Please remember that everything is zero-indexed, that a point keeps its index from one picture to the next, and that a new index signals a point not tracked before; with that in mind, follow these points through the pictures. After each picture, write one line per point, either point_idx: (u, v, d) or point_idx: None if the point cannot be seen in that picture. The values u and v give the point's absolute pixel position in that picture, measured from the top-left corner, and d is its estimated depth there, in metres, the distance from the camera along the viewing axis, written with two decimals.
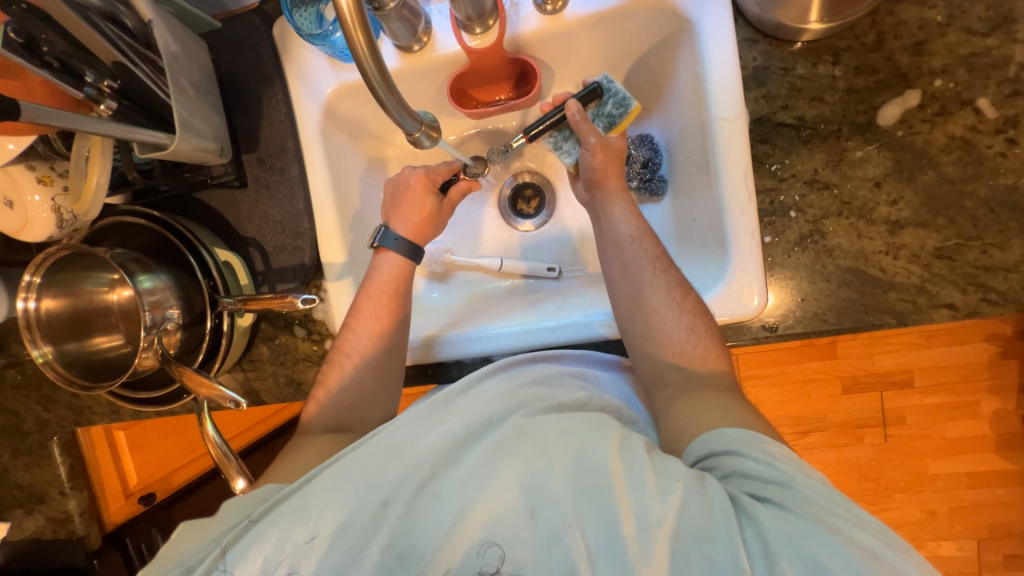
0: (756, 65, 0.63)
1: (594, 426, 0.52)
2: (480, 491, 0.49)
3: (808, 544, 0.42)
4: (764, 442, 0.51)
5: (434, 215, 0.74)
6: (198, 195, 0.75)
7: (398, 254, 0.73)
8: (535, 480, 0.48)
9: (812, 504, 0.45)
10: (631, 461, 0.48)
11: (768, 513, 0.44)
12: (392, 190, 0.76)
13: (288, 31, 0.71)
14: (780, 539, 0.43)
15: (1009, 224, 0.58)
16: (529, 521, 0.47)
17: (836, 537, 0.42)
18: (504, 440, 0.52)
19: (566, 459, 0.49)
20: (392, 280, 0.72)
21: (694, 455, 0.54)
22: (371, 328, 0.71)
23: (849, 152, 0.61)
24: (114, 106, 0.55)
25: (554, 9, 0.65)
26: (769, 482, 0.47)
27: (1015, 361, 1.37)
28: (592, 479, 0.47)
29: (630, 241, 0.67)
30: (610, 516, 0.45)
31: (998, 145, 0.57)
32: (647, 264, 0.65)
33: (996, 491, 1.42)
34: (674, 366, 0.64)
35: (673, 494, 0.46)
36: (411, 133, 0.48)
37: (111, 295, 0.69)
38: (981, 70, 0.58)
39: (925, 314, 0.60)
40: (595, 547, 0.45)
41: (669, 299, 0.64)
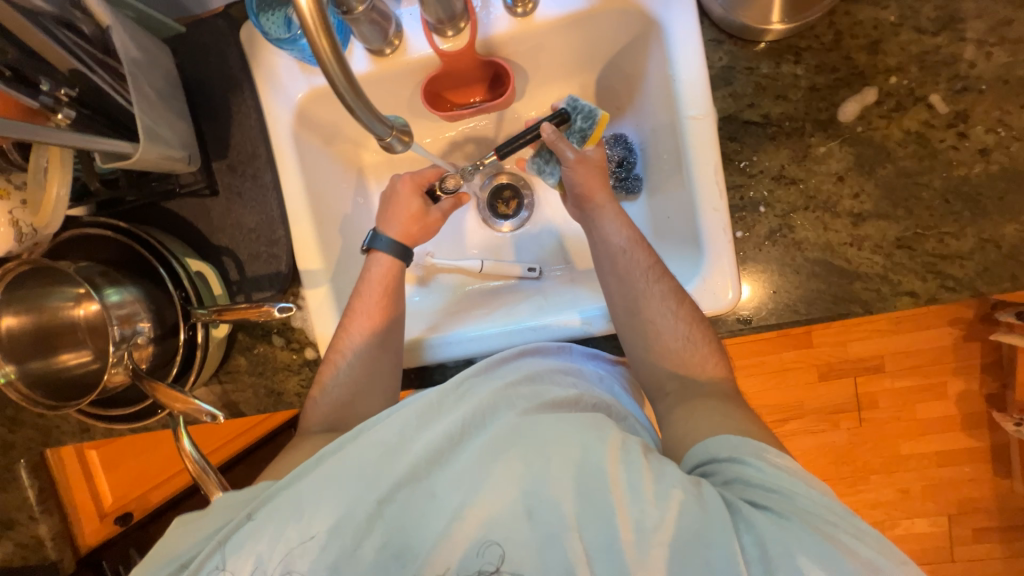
0: (722, 65, 0.65)
1: (593, 427, 0.52)
2: (477, 491, 0.48)
3: (804, 551, 0.42)
4: (767, 452, 0.52)
5: (420, 216, 0.75)
6: (167, 204, 0.73)
7: (387, 253, 0.73)
8: (532, 480, 0.48)
9: (810, 514, 0.46)
10: (631, 465, 0.48)
11: (767, 521, 0.45)
12: (382, 197, 0.76)
13: (255, 35, 0.70)
14: (776, 545, 0.43)
15: (963, 214, 0.61)
16: (526, 521, 0.46)
17: (833, 545, 0.43)
18: (502, 439, 0.52)
19: (566, 461, 0.49)
20: (384, 280, 0.72)
21: (695, 460, 0.55)
22: (366, 326, 0.70)
23: (813, 148, 0.63)
24: (72, 115, 0.54)
25: (524, 11, 0.66)
26: (770, 490, 0.48)
27: (978, 343, 1.43)
28: (591, 481, 0.47)
29: (623, 255, 0.67)
30: (609, 517, 0.46)
31: (950, 138, 0.60)
32: (642, 275, 0.66)
33: (964, 468, 1.49)
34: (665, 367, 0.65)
35: (671, 499, 0.46)
36: (383, 138, 0.48)
37: (77, 310, 0.67)
38: (932, 67, 0.61)
39: (888, 302, 0.62)
40: (591, 545, 0.45)
41: (664, 307, 0.65)
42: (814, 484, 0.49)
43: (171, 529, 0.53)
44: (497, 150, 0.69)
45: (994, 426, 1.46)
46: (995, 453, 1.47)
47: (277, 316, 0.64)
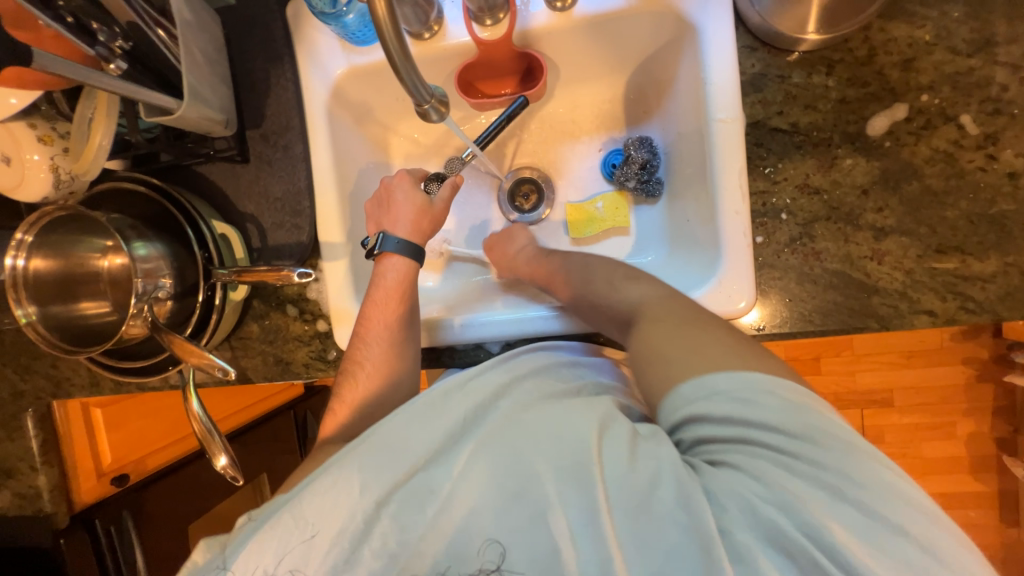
0: (754, 71, 0.66)
1: (580, 409, 0.51)
2: (470, 481, 0.48)
3: (761, 510, 0.42)
4: (726, 390, 0.47)
5: (427, 209, 0.73)
6: (200, 167, 0.75)
7: (401, 256, 0.71)
8: (520, 463, 0.48)
9: (802, 475, 0.43)
10: (611, 443, 0.48)
11: (721, 478, 0.45)
12: (376, 201, 0.73)
13: (301, 11, 0.72)
14: (741, 508, 0.43)
15: (987, 237, 0.60)
16: (514, 505, 0.47)
17: (792, 498, 0.42)
18: (497, 431, 0.51)
19: (549, 444, 0.49)
20: (397, 287, 0.70)
21: (672, 413, 0.49)
22: (383, 335, 0.68)
23: (839, 159, 0.63)
24: (123, 67, 0.56)
25: (563, 6, 0.67)
26: (754, 455, 0.44)
27: (990, 385, 1.40)
28: (573, 459, 0.48)
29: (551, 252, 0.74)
30: (588, 495, 0.46)
31: (978, 160, 0.60)
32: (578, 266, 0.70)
33: (969, 512, 1.45)
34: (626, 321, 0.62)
35: (640, 469, 0.46)
36: (422, 105, 0.50)
37: (102, 262, 0.69)
38: (964, 88, 0.61)
39: (905, 319, 0.62)
40: (575, 527, 0.45)
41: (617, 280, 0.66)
42: (816, 423, 0.45)
43: (197, 552, 0.51)
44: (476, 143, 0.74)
45: (1003, 472, 1.42)
46: (1001, 501, 1.44)
47: (296, 280, 0.65)
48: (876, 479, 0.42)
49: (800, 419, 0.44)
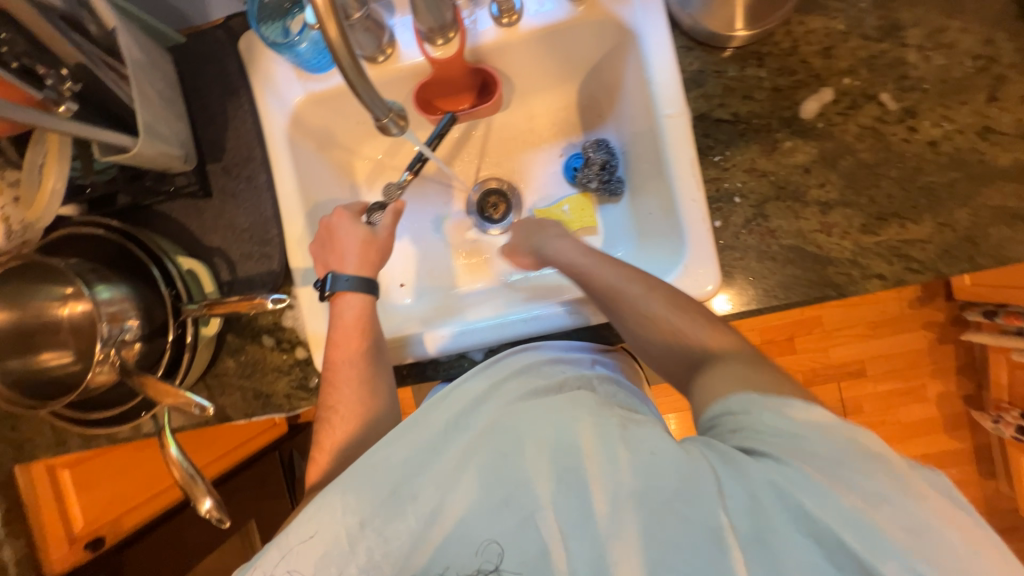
0: (693, 69, 0.70)
1: (565, 407, 0.51)
2: (459, 487, 0.49)
3: (796, 495, 0.40)
4: (788, 406, 0.45)
5: (371, 242, 0.71)
6: (162, 206, 0.74)
7: (354, 293, 0.69)
8: (507, 469, 0.49)
9: (845, 474, 0.41)
10: (605, 439, 0.48)
11: (758, 466, 0.42)
12: (318, 243, 0.71)
13: (254, 44, 0.73)
14: (766, 493, 0.41)
15: (920, 202, 0.66)
16: (502, 509, 0.47)
17: (835, 490, 0.40)
18: (485, 438, 0.51)
19: (538, 448, 0.49)
20: (357, 322, 0.69)
21: (715, 408, 0.49)
22: (350, 375, 0.67)
23: (779, 143, 0.68)
24: (74, 108, 0.56)
25: (509, 22, 0.71)
26: (795, 448, 0.42)
27: (951, 345, 1.49)
28: (562, 458, 0.48)
29: (579, 270, 0.67)
30: (581, 492, 0.46)
31: (901, 132, 0.66)
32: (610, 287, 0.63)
33: (950, 471, 1.51)
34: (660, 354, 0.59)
35: (642, 465, 0.46)
36: (381, 120, 0.51)
37: (62, 309, 0.66)
38: (880, 69, 0.67)
39: (859, 284, 0.66)
40: (564, 520, 0.46)
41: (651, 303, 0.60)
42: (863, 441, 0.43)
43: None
44: (411, 169, 0.76)
45: (974, 427, 1.50)
46: (977, 455, 1.51)
47: (270, 307, 0.64)
48: (929, 495, 0.40)
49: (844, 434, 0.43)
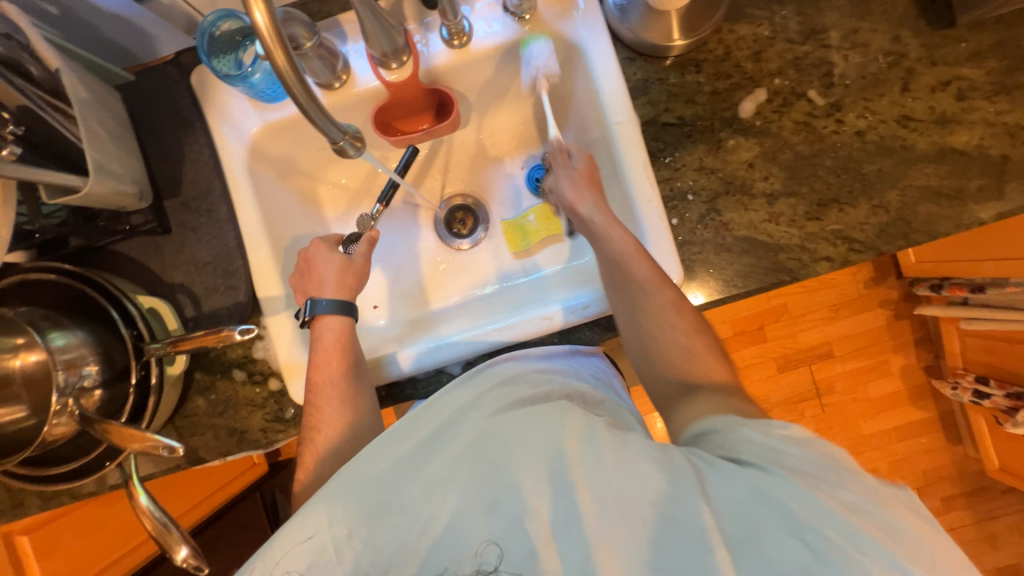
0: (638, 78, 0.74)
1: (555, 413, 0.51)
2: (445, 495, 0.49)
3: (779, 498, 0.42)
4: (770, 424, 0.48)
5: (347, 266, 0.71)
6: (118, 246, 0.72)
7: (334, 316, 0.68)
8: (495, 475, 0.48)
9: (810, 476, 0.44)
10: (594, 445, 0.48)
11: (746, 474, 0.44)
12: (298, 272, 0.71)
13: (206, 77, 0.73)
14: (751, 498, 0.43)
15: (854, 187, 0.71)
16: (490, 515, 0.47)
17: (816, 494, 0.42)
18: (473, 446, 0.50)
19: (527, 457, 0.48)
20: (338, 343, 0.68)
21: (699, 425, 0.52)
22: (332, 394, 0.66)
23: (723, 141, 0.72)
24: (19, 151, 0.55)
25: (460, 44, 0.73)
26: (778, 456, 0.45)
27: (906, 320, 1.58)
28: (551, 467, 0.48)
29: (626, 262, 0.64)
30: (569, 498, 0.46)
31: (831, 125, 0.71)
32: (640, 289, 0.63)
33: (921, 440, 1.59)
34: (677, 383, 0.60)
35: (634, 468, 0.46)
36: (337, 142, 0.52)
37: (14, 362, 0.62)
38: (806, 69, 0.72)
39: (810, 268, 0.70)
40: (553, 524, 0.46)
41: (664, 319, 0.62)
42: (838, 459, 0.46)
43: None
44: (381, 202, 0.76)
45: (937, 395, 1.58)
46: (943, 422, 1.58)
47: (238, 339, 0.63)
48: (898, 502, 0.43)
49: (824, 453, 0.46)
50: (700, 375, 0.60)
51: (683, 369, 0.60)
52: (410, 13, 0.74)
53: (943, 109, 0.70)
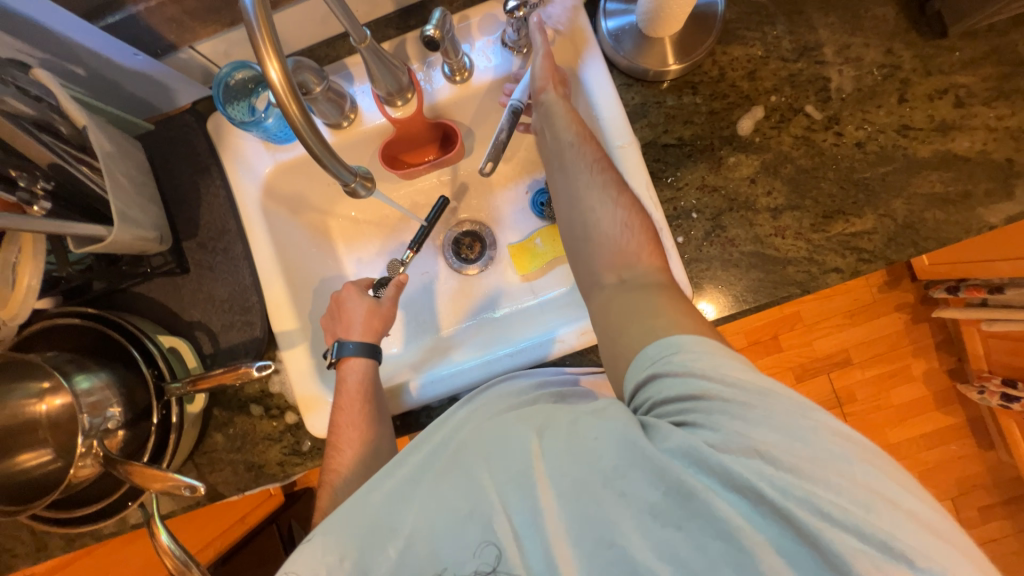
0: (635, 103, 0.76)
1: (522, 417, 0.54)
2: (425, 508, 0.51)
3: (722, 457, 0.43)
4: (675, 348, 0.49)
5: (375, 309, 0.72)
6: (138, 288, 0.75)
7: (359, 358, 0.69)
8: (469, 481, 0.51)
9: (754, 421, 0.44)
10: (553, 438, 0.51)
11: (684, 435, 0.45)
12: (330, 314, 0.74)
13: (221, 123, 0.76)
14: (691, 459, 0.45)
15: (859, 197, 0.71)
16: (466, 522, 0.49)
17: (760, 446, 0.43)
18: (452, 460, 0.53)
19: (493, 455, 0.51)
20: (360, 386, 0.68)
21: (631, 382, 0.52)
22: (354, 437, 0.65)
23: (724, 159, 0.73)
24: (48, 206, 0.58)
25: (462, 78, 0.76)
26: (713, 411, 0.46)
27: (925, 324, 1.54)
28: (516, 463, 0.50)
29: (570, 155, 0.64)
30: (530, 493, 0.48)
31: (830, 138, 0.72)
32: (585, 168, 0.63)
33: (951, 447, 1.53)
34: (614, 267, 0.59)
35: (589, 451, 0.48)
36: (348, 184, 0.54)
37: (39, 405, 0.64)
38: (801, 85, 0.74)
39: (820, 279, 0.70)
40: (518, 521, 0.48)
41: (605, 197, 0.62)
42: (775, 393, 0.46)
43: None
44: (411, 247, 0.79)
45: (964, 400, 1.53)
46: (973, 428, 1.53)
47: (255, 375, 0.64)
48: (830, 428, 0.44)
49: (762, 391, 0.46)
50: (634, 256, 0.59)
51: (619, 250, 0.59)
52: (413, 53, 0.77)
53: (943, 116, 0.71)
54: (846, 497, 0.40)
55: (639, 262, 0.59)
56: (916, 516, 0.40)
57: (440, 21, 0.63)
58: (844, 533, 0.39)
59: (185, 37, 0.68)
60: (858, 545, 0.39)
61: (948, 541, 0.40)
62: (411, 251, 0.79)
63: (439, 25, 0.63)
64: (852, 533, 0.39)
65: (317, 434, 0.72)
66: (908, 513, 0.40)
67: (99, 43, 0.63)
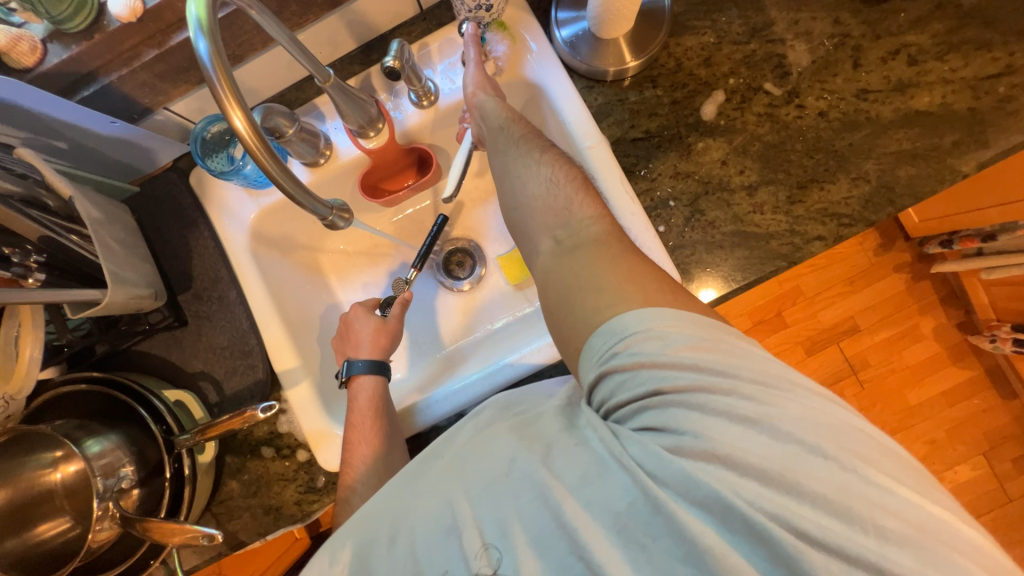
0: (599, 103, 0.78)
1: (506, 429, 0.54)
2: (412, 527, 0.51)
3: (682, 461, 0.42)
4: (626, 330, 0.47)
5: (383, 326, 0.73)
6: (140, 346, 0.76)
7: (369, 375, 0.70)
8: (445, 496, 0.51)
9: (723, 420, 0.42)
10: (529, 452, 0.50)
11: (647, 441, 0.45)
12: (340, 335, 0.75)
13: (203, 176, 0.79)
14: (656, 467, 0.43)
15: (830, 164, 0.72)
16: (441, 537, 0.49)
17: (725, 447, 0.41)
18: (439, 477, 0.53)
19: (472, 468, 0.52)
20: (373, 404, 0.69)
21: (588, 373, 0.50)
22: (370, 455, 0.65)
23: (693, 145, 0.75)
24: (42, 277, 0.60)
25: (429, 103, 0.78)
26: (669, 407, 0.45)
27: (927, 281, 1.53)
28: (491, 476, 0.50)
29: (498, 143, 0.65)
30: (501, 506, 0.48)
31: (793, 111, 0.74)
32: (513, 145, 0.64)
33: (973, 401, 1.51)
34: (551, 229, 0.58)
35: (561, 464, 0.48)
36: (326, 218, 0.56)
37: (54, 474, 0.65)
38: (757, 65, 0.76)
39: (804, 250, 0.71)
40: (486, 536, 0.48)
41: (530, 160, 0.62)
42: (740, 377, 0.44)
43: None
44: (415, 264, 0.80)
45: (978, 352, 1.51)
46: (993, 378, 1.51)
47: (260, 417, 0.64)
48: (846, 429, 0.41)
49: (723, 379, 0.43)
50: (568, 213, 0.58)
51: (550, 208, 0.59)
52: (379, 85, 0.79)
53: (898, 76, 0.73)
54: (820, 504, 0.39)
55: (573, 214, 0.58)
56: (902, 516, 0.38)
57: (398, 52, 0.66)
58: (815, 547, 0.39)
59: (159, 99, 0.70)
60: (829, 559, 0.38)
61: (938, 541, 0.38)
62: (415, 268, 0.80)
63: (397, 55, 0.66)
64: (822, 546, 0.38)
65: (330, 468, 0.72)
66: (895, 515, 0.38)
67: (78, 117, 0.66)
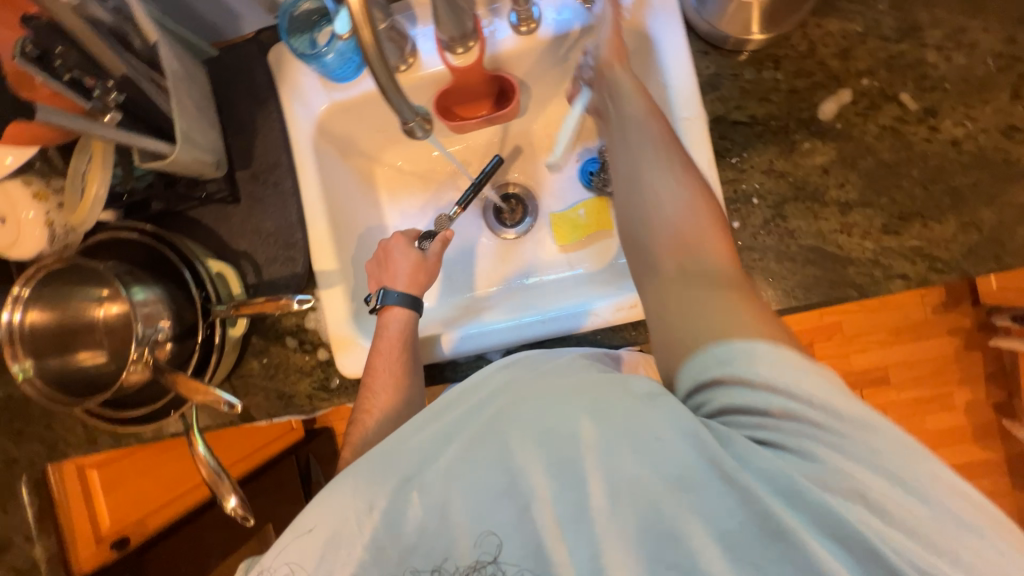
0: (709, 72, 0.71)
1: (570, 395, 0.49)
2: (467, 482, 0.48)
3: (812, 490, 0.39)
4: (748, 350, 0.44)
5: (421, 263, 0.73)
6: (193, 212, 0.77)
7: (401, 308, 0.70)
8: (508, 458, 0.48)
9: (851, 454, 0.39)
10: (606, 430, 0.46)
11: (769, 458, 0.41)
12: (377, 261, 0.75)
13: (284, 56, 0.76)
14: (776, 487, 0.40)
15: (943, 201, 0.65)
16: (502, 498, 0.47)
17: (852, 484, 0.38)
18: (495, 434, 0.49)
19: (536, 435, 0.48)
20: (401, 336, 0.70)
21: (688, 380, 0.47)
22: (388, 382, 0.67)
23: (798, 143, 0.68)
24: (118, 117, 0.60)
25: (527, 30, 0.73)
26: (789, 429, 0.41)
27: (979, 352, 1.44)
28: (562, 449, 0.46)
29: (635, 113, 0.59)
30: (577, 484, 0.45)
31: (922, 132, 0.66)
32: (645, 122, 0.58)
33: (982, 482, 1.46)
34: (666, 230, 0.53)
35: (653, 454, 0.44)
36: (407, 122, 0.54)
37: (98, 310, 0.69)
38: (899, 70, 0.67)
39: (881, 284, 0.65)
40: (558, 508, 0.45)
41: (661, 149, 0.56)
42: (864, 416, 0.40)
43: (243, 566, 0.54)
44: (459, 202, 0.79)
45: (1006, 437, 1.44)
46: (1012, 466, 1.45)
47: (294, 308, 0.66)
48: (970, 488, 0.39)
49: (849, 413, 0.40)
50: (685, 217, 0.53)
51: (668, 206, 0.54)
52: None
53: None
54: (941, 557, 0.37)
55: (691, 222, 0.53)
56: None
57: None
58: None
59: None
60: None
61: None
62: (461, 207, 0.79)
63: None
64: None
65: (348, 373, 0.74)
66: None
67: None
